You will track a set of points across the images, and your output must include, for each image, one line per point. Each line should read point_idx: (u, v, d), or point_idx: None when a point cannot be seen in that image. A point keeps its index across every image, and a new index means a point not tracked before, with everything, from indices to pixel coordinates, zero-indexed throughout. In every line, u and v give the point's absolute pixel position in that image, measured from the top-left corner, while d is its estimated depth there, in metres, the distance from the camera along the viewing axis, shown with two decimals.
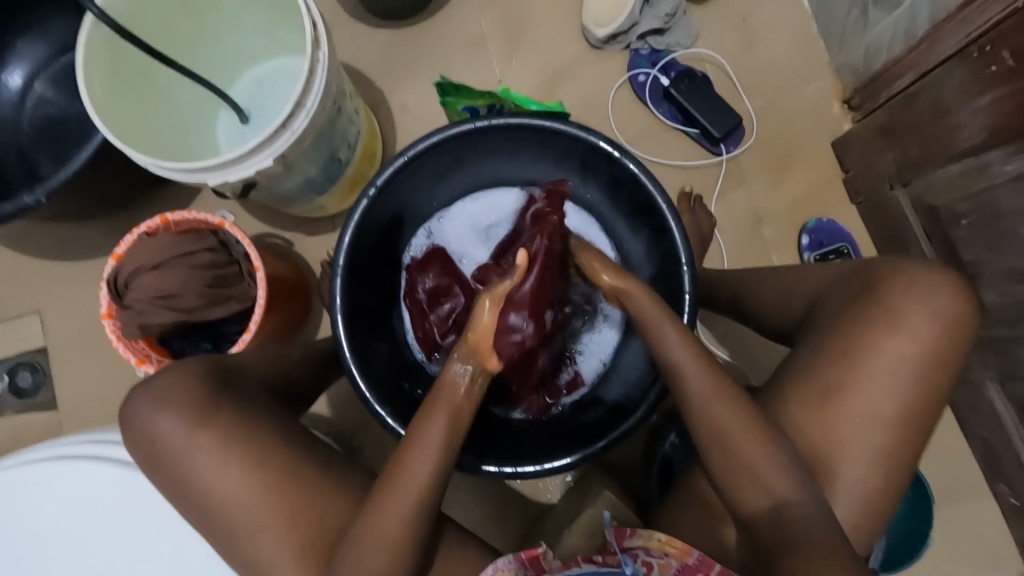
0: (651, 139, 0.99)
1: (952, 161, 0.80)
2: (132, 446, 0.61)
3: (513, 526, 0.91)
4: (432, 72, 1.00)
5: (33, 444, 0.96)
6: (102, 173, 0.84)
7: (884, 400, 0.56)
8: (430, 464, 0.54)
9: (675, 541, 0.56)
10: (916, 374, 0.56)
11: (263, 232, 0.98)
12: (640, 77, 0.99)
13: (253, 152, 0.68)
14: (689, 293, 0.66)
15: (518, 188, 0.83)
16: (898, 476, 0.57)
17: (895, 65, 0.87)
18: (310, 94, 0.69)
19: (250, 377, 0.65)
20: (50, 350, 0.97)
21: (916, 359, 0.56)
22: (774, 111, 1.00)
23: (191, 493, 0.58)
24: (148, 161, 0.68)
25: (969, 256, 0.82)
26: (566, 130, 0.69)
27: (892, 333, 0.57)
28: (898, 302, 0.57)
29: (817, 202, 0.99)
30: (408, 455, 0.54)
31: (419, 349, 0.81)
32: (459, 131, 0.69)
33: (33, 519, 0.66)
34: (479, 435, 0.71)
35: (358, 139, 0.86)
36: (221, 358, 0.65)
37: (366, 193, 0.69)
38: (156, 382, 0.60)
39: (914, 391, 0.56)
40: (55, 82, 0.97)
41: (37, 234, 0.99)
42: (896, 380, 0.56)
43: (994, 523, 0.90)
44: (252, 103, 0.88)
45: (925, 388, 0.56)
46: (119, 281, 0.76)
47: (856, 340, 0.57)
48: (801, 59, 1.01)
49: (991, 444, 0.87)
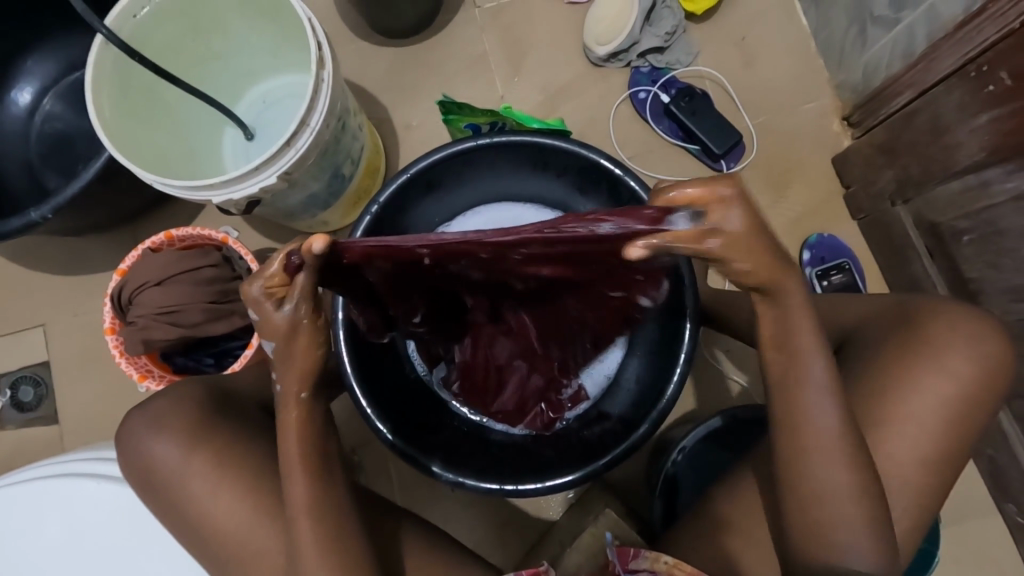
0: (652, 155, 1.00)
1: (953, 178, 0.80)
2: (131, 467, 0.61)
3: (515, 544, 0.90)
4: (435, 90, 1.02)
5: (34, 458, 0.95)
6: (110, 188, 0.85)
7: (899, 426, 0.56)
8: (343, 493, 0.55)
9: (683, 564, 0.54)
10: (934, 399, 0.56)
11: (265, 246, 0.98)
12: (641, 94, 1.00)
13: (258, 170, 0.69)
14: (690, 312, 0.66)
15: (518, 204, 0.84)
16: (906, 500, 0.56)
17: (893, 83, 0.88)
18: (314, 113, 0.70)
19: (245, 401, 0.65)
20: (53, 363, 0.97)
21: (927, 381, 0.56)
22: (775, 127, 1.01)
23: (189, 514, 0.58)
24: (154, 178, 0.68)
25: (972, 273, 0.83)
26: (567, 147, 0.70)
27: (907, 357, 0.57)
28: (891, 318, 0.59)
29: (818, 218, 0.99)
30: (284, 469, 0.53)
31: (420, 363, 0.79)
32: (461, 148, 0.71)
33: (33, 539, 0.65)
34: (476, 458, 0.71)
35: (362, 156, 0.87)
36: (218, 382, 0.66)
37: (368, 210, 0.70)
38: (154, 402, 0.61)
39: (928, 414, 0.56)
40: (64, 99, 0.98)
41: (44, 248, 1.00)
42: (909, 403, 0.56)
43: (1004, 543, 0.89)
44: (256, 120, 0.89)
45: (940, 414, 0.56)
46: (121, 297, 0.77)
47: (873, 361, 0.58)
48: (801, 76, 1.02)
49: (998, 462, 0.87)
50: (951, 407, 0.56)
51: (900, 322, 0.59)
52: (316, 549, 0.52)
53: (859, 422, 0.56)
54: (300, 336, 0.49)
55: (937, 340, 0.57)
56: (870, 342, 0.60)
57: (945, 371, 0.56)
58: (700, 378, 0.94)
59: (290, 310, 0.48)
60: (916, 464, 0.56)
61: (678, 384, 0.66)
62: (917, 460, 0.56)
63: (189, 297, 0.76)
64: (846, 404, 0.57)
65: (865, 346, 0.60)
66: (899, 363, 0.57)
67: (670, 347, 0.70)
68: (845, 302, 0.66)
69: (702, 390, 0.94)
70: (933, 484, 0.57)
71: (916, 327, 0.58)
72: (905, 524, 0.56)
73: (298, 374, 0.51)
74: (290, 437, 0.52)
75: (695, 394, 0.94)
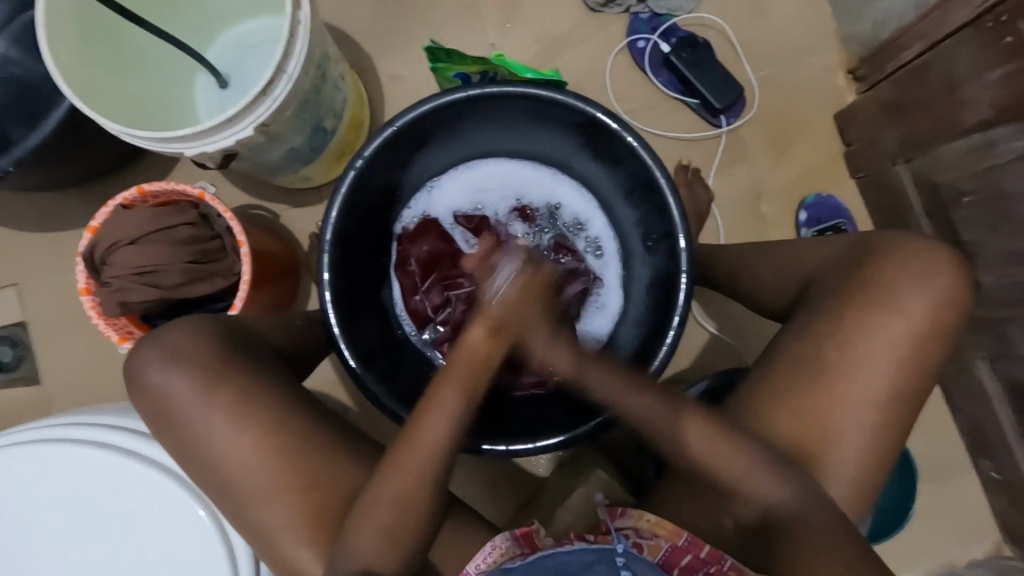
0: (650, 109, 0.96)
1: (958, 137, 0.78)
2: (144, 406, 0.59)
3: (507, 501, 0.92)
4: (422, 37, 0.95)
5: (17, 419, 0.94)
6: (74, 138, 0.80)
7: (853, 369, 0.57)
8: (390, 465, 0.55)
9: (664, 522, 0.56)
10: (896, 347, 0.57)
11: (246, 204, 0.94)
12: (640, 43, 0.95)
13: (232, 121, 0.64)
14: (686, 272, 0.66)
15: (512, 159, 0.81)
16: (886, 458, 0.58)
17: (904, 34, 0.84)
18: (292, 59, 0.65)
19: (263, 342, 0.64)
20: (31, 324, 0.94)
21: (907, 341, 0.57)
22: (778, 81, 0.97)
23: (193, 471, 0.59)
24: (121, 129, 0.64)
25: (968, 235, 0.81)
26: (564, 100, 0.66)
27: (879, 309, 0.58)
28: (884, 280, 0.59)
29: (817, 177, 0.97)
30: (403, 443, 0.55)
31: (409, 322, 0.79)
32: (452, 100, 0.67)
33: (23, 503, 0.65)
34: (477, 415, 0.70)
35: (344, 107, 0.82)
36: (235, 320, 0.65)
37: (353, 164, 0.66)
38: (169, 333, 0.60)
39: (883, 356, 0.57)
40: (17, 42, 0.86)
41: (12, 203, 0.95)
42: (862, 345, 0.57)
43: (976, 496, 0.93)
44: (229, 66, 0.82)
45: (897, 357, 0.57)
46: (95, 256, 0.73)
47: (831, 307, 0.60)
48: (807, 26, 0.97)
49: (977, 420, 0.89)
50: (910, 349, 0.57)
51: (853, 264, 0.61)
52: (354, 510, 0.54)
53: (832, 376, 0.58)
54: (478, 354, 0.54)
55: (918, 304, 0.58)
56: (828, 288, 0.61)
57: (896, 314, 0.58)
58: (693, 340, 0.94)
59: (478, 332, 0.53)
60: (879, 410, 0.57)
61: (671, 347, 0.65)
62: (892, 419, 0.57)
63: (165, 258, 0.72)
64: (802, 351, 0.59)
65: (824, 291, 0.62)
66: (888, 328, 0.57)
67: (665, 309, 0.69)
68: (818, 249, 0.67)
69: (693, 351, 0.94)
70: (905, 439, 0.58)
71: (863, 271, 0.60)
72: (869, 472, 0.57)
73: (459, 384, 0.54)
74: (453, 392, 0.54)
75: (687, 355, 0.94)
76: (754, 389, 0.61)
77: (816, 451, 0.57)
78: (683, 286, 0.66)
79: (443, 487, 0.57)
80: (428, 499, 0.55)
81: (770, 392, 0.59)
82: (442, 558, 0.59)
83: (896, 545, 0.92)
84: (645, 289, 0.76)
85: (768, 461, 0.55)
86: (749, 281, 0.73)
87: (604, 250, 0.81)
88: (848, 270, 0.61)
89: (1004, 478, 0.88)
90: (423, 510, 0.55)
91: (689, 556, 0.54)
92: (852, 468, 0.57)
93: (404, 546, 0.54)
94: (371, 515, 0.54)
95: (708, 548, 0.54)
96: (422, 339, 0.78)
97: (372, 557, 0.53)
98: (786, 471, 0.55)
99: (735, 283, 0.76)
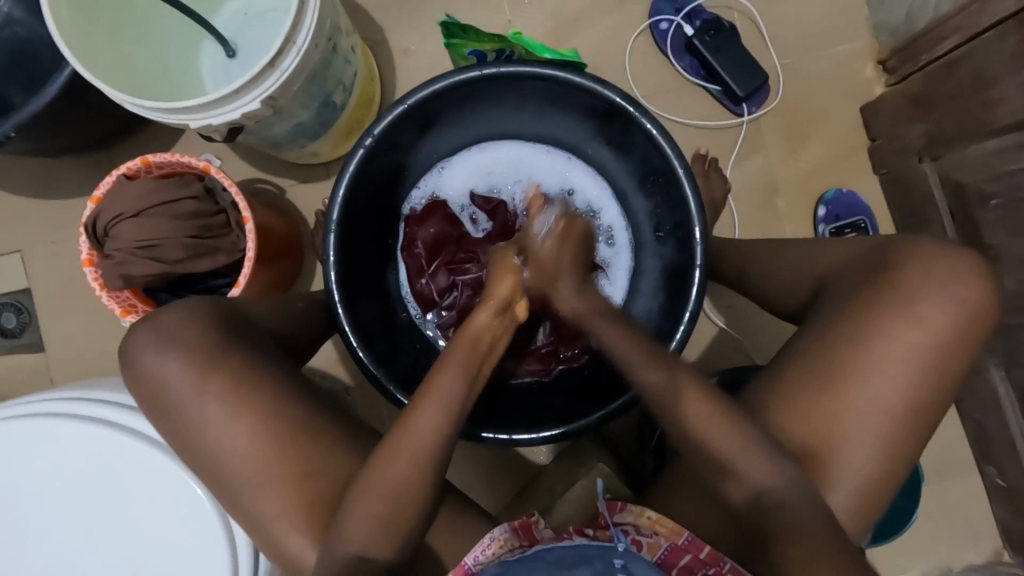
0: (669, 94, 0.93)
1: (990, 137, 0.75)
2: (138, 388, 0.59)
3: (505, 487, 0.92)
4: (436, 10, 0.92)
5: (18, 385, 0.93)
6: (78, 104, 0.78)
7: (867, 375, 0.56)
8: (389, 454, 0.54)
9: (665, 520, 0.56)
10: (913, 355, 0.56)
11: (252, 177, 0.92)
12: (662, 25, 0.91)
13: (238, 93, 0.62)
14: (700, 266, 0.64)
15: (525, 142, 0.78)
16: (894, 467, 0.56)
17: (940, 25, 0.80)
18: (301, 31, 0.63)
19: (259, 325, 0.63)
20: (34, 292, 0.94)
21: (925, 348, 0.56)
22: (804, 69, 0.93)
23: (191, 451, 0.58)
24: (124, 98, 0.62)
25: (991, 239, 0.79)
26: (580, 82, 0.64)
27: (899, 315, 0.56)
28: (906, 286, 0.57)
29: (838, 172, 0.94)
30: (404, 433, 0.54)
31: (414, 305, 0.78)
32: (465, 78, 0.64)
33: (23, 476, 0.65)
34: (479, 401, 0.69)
35: (355, 82, 0.80)
36: (234, 304, 0.64)
37: (362, 142, 0.64)
38: (162, 319, 0.59)
39: (899, 363, 0.56)
40: None
41: (16, 168, 0.94)
42: (877, 352, 0.56)
43: (979, 501, 0.92)
44: (237, 34, 0.79)
45: (913, 366, 0.56)
46: (97, 228, 0.72)
47: (849, 312, 0.58)
48: (838, 12, 0.94)
49: (986, 427, 0.88)
50: (929, 359, 0.56)
51: (873, 268, 0.59)
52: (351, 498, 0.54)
53: (845, 381, 0.56)
54: (486, 338, 0.57)
55: (938, 311, 0.56)
56: (848, 292, 0.60)
57: (917, 321, 0.56)
58: (701, 334, 0.92)
59: (485, 317, 0.58)
60: (891, 418, 0.56)
61: (680, 341, 0.63)
62: (904, 429, 0.56)
63: (168, 232, 0.71)
64: (815, 355, 0.58)
65: (844, 295, 0.60)
66: (905, 335, 0.56)
67: (676, 300, 0.68)
68: (839, 249, 0.64)
69: (700, 345, 0.92)
70: (916, 449, 0.57)
71: (886, 274, 0.58)
72: (875, 479, 0.56)
73: (460, 372, 0.55)
74: (454, 379, 0.55)
75: (694, 349, 0.92)
76: (765, 390, 0.59)
77: (823, 456, 0.56)
78: (696, 280, 0.64)
79: (441, 477, 0.56)
80: (425, 489, 0.54)
81: (781, 394, 0.58)
82: (437, 547, 0.59)
83: (894, 546, 0.92)
84: (656, 280, 0.74)
85: (773, 465, 0.54)
86: (764, 278, 0.71)
87: (616, 240, 0.78)
88: (869, 272, 0.59)
89: (1009, 485, 0.87)
90: (420, 501, 0.54)
91: (688, 556, 0.54)
92: (860, 476, 0.56)
93: (399, 534, 0.54)
94: (369, 504, 0.53)
95: (708, 548, 0.54)
96: (426, 322, 0.77)
97: (369, 545, 0.53)
98: (791, 477, 0.54)
99: (747, 279, 0.74)
